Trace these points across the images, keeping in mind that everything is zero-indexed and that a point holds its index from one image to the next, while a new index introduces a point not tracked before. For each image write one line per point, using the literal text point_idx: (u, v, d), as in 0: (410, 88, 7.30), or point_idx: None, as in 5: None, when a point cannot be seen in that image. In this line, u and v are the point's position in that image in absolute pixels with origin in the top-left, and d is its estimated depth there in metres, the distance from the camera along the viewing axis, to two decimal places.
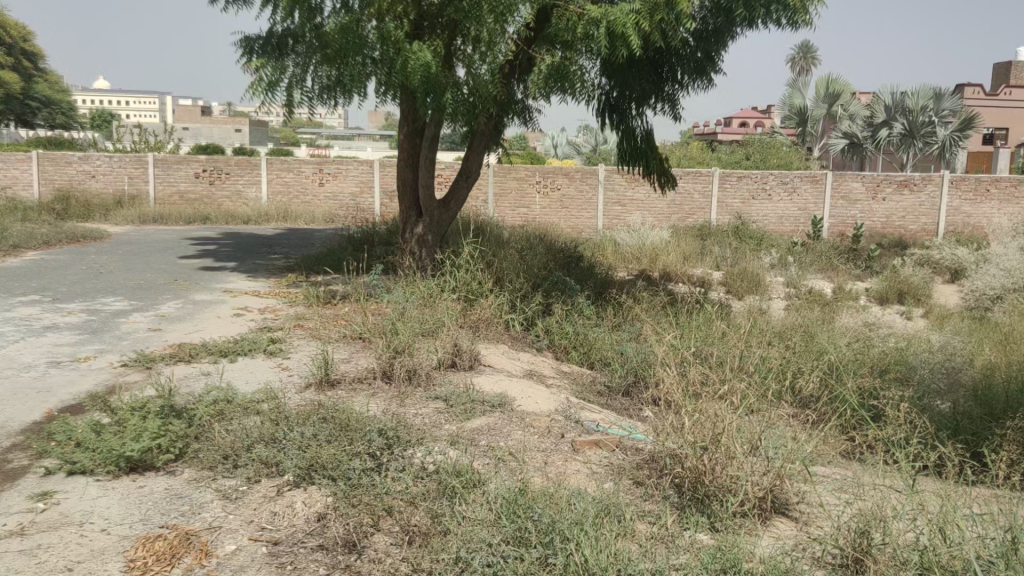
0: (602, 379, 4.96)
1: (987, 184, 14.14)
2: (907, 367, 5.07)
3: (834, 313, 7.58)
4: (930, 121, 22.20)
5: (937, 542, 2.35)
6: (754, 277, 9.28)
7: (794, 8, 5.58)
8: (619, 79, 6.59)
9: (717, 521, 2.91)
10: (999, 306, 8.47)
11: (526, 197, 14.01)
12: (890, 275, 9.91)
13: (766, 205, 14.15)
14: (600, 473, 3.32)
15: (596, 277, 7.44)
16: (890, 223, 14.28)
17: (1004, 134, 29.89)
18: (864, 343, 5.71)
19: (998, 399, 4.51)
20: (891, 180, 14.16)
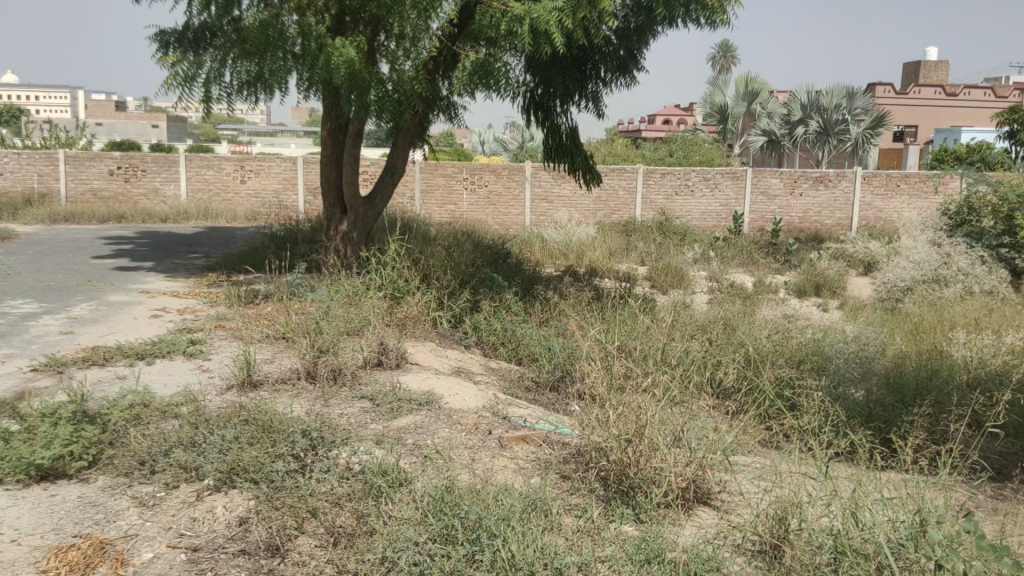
0: (529, 375, 4.98)
1: (897, 180, 14.69)
2: (824, 357, 5.23)
3: (754, 306, 7.78)
4: (843, 119, 22.98)
5: (849, 526, 2.43)
6: (677, 272, 9.45)
7: (713, 8, 5.69)
8: (543, 77, 6.62)
9: (642, 513, 2.95)
10: (909, 297, 8.81)
11: (453, 193, 13.98)
12: (807, 269, 10.21)
13: (689, 201, 14.45)
14: (527, 468, 3.34)
15: (523, 274, 7.47)
16: (807, 218, 14.72)
17: (914, 132, 31.09)
18: (782, 335, 5.87)
19: (908, 387, 4.69)
20: (807, 176, 14.58)
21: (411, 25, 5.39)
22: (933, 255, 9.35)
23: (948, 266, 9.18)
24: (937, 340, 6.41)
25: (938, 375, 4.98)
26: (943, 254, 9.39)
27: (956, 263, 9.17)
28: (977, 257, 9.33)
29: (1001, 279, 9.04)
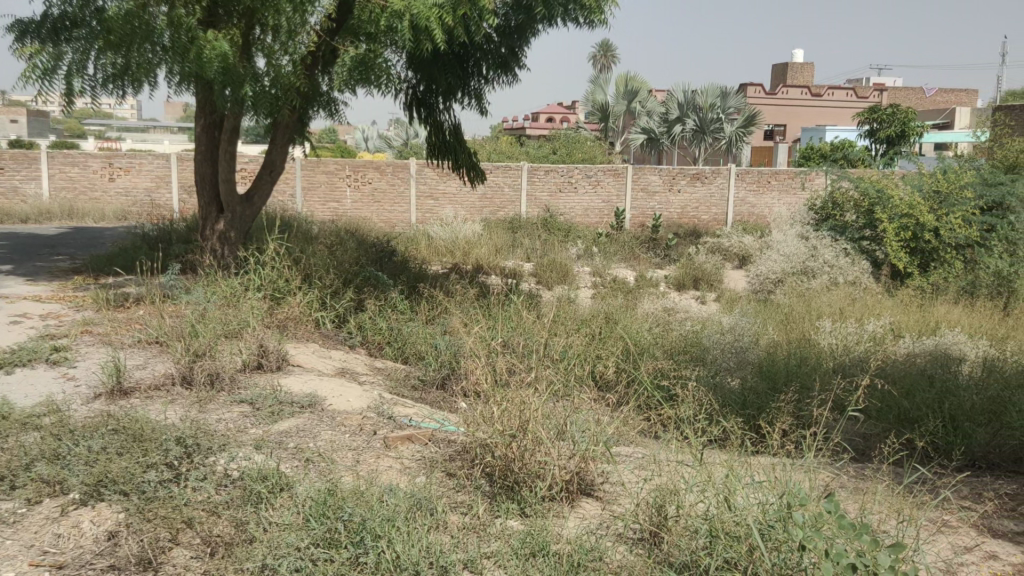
0: (415, 373, 4.95)
1: (768, 176, 15.36)
2: (702, 348, 5.42)
3: (636, 300, 7.99)
4: (718, 117, 23.84)
5: (723, 510, 2.53)
6: (562, 268, 9.59)
7: (591, 8, 5.79)
8: (425, 74, 6.62)
9: (528, 507, 2.99)
10: (780, 289, 9.23)
11: (336, 191, 13.74)
12: (686, 263, 10.55)
13: (572, 198, 14.67)
14: (412, 467, 3.32)
15: (408, 271, 7.41)
16: (685, 214, 15.20)
17: (783, 131, 32.60)
18: (662, 328, 6.05)
19: (779, 374, 4.92)
20: (685, 173, 15.05)
21: (287, 18, 5.28)
22: (801, 248, 9.82)
23: (816, 258, 9.67)
24: (805, 329, 6.74)
25: (806, 363, 5.24)
26: (810, 247, 9.89)
27: (822, 256, 9.66)
28: (841, 250, 9.87)
29: (862, 270, 9.59)
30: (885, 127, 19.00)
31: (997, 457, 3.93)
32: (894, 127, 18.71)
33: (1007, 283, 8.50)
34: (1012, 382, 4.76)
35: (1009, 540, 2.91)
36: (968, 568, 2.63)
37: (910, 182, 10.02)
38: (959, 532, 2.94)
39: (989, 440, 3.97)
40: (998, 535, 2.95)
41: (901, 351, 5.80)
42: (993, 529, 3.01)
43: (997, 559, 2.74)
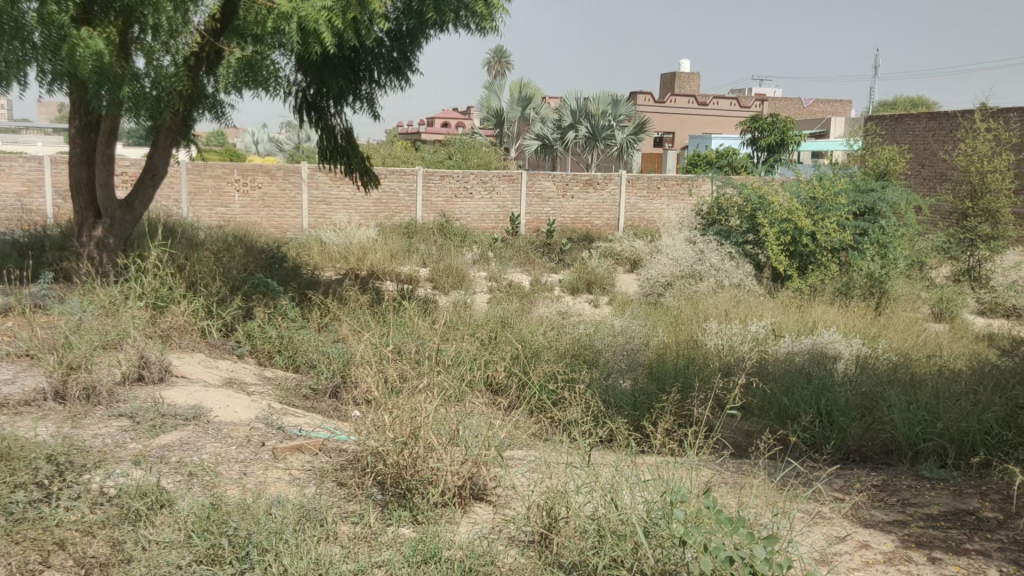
0: (306, 382, 4.85)
1: (658, 182, 15.78)
2: (594, 350, 5.52)
3: (530, 304, 8.09)
4: (609, 124, 24.33)
5: (610, 510, 2.58)
6: (458, 273, 9.58)
7: (482, 15, 5.82)
8: (314, 77, 6.54)
9: (419, 514, 2.98)
10: (670, 292, 9.50)
11: (223, 195, 13.34)
12: (580, 267, 10.74)
13: (467, 204, 14.71)
14: (301, 478, 3.26)
15: (299, 278, 7.27)
16: (578, 219, 15.48)
17: (671, 138, 33.60)
18: (556, 331, 6.13)
19: (669, 375, 5.07)
20: (578, 179, 15.29)
21: (167, 16, 5.11)
22: (689, 252, 10.11)
23: (703, 262, 9.98)
24: (693, 330, 6.96)
25: (694, 363, 5.40)
26: (697, 251, 10.20)
27: (709, 259, 9.98)
28: (726, 253, 10.22)
29: (746, 273, 9.96)
30: (766, 136, 19.81)
31: (869, 449, 4.15)
32: (774, 135, 19.53)
33: (878, 285, 8.99)
34: (882, 378, 5.04)
35: (878, 529, 3.09)
36: (840, 557, 2.78)
37: (790, 188, 10.47)
38: (834, 524, 3.09)
39: (862, 434, 4.20)
40: (870, 525, 3.12)
41: (782, 350, 6.06)
42: (865, 518, 3.18)
43: (869, 547, 2.90)
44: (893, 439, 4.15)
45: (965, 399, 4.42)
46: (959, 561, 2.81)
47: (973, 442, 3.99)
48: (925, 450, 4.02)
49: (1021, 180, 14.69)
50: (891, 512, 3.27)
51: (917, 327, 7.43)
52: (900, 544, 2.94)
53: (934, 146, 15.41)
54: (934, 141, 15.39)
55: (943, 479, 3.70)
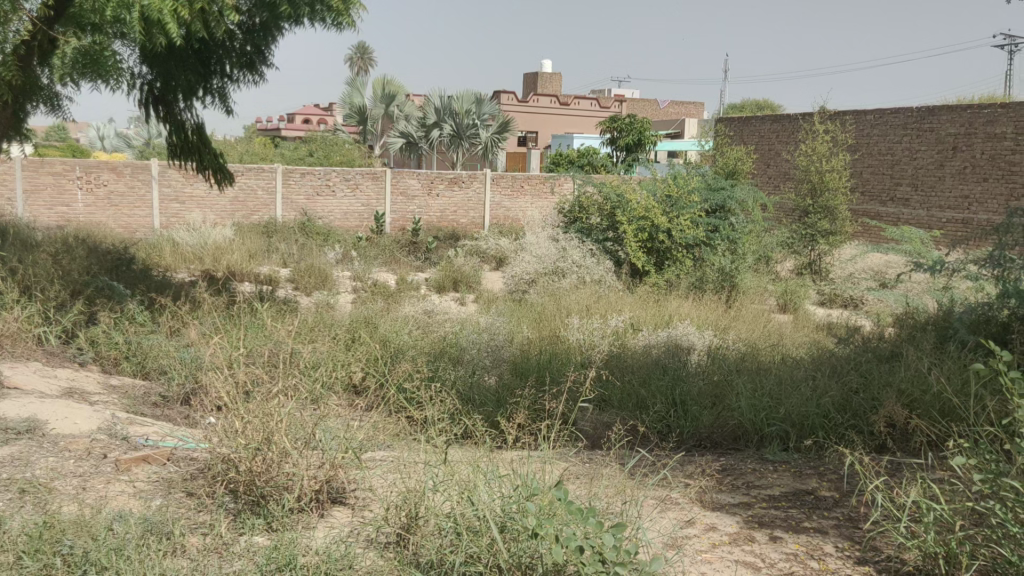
0: (156, 389, 4.63)
1: (522, 181, 15.97)
2: (458, 347, 5.52)
3: (395, 303, 8.02)
4: (473, 123, 24.44)
5: (466, 506, 2.59)
6: (321, 273, 9.37)
7: (338, 10, 5.76)
8: (161, 70, 6.25)
9: (274, 522, 2.90)
10: (534, 288, 9.64)
11: (65, 193, 12.54)
12: (446, 266, 10.73)
13: (330, 202, 14.43)
14: (147, 490, 3.11)
15: (149, 280, 6.93)
16: (444, 218, 15.48)
17: (535, 137, 34.14)
18: (421, 330, 6.11)
19: (532, 371, 5.14)
20: (443, 177, 15.28)
21: None
22: (552, 250, 10.31)
23: (565, 259, 10.16)
24: (556, 326, 7.10)
25: (555, 358, 5.50)
26: (560, 249, 10.38)
27: (571, 256, 10.19)
28: (587, 250, 10.46)
29: (606, 269, 10.21)
30: (624, 136, 20.43)
31: (719, 436, 4.35)
32: (631, 135, 20.17)
33: (729, 280, 9.45)
34: (731, 368, 5.28)
35: (725, 511, 3.24)
36: (688, 541, 2.90)
37: (646, 186, 10.83)
38: (683, 509, 3.22)
39: (713, 422, 4.40)
40: (717, 508, 3.27)
41: (640, 344, 6.25)
42: (713, 503, 3.33)
43: (716, 530, 3.04)
44: (741, 425, 4.36)
45: (806, 385, 4.68)
46: (799, 539, 2.98)
47: (813, 426, 4.24)
48: (770, 434, 4.24)
49: (856, 179, 15.78)
50: (736, 495, 3.44)
51: (764, 319, 7.83)
52: (744, 525, 3.09)
53: (778, 147, 16.32)
54: (778, 142, 16.29)
55: (785, 461, 3.92)
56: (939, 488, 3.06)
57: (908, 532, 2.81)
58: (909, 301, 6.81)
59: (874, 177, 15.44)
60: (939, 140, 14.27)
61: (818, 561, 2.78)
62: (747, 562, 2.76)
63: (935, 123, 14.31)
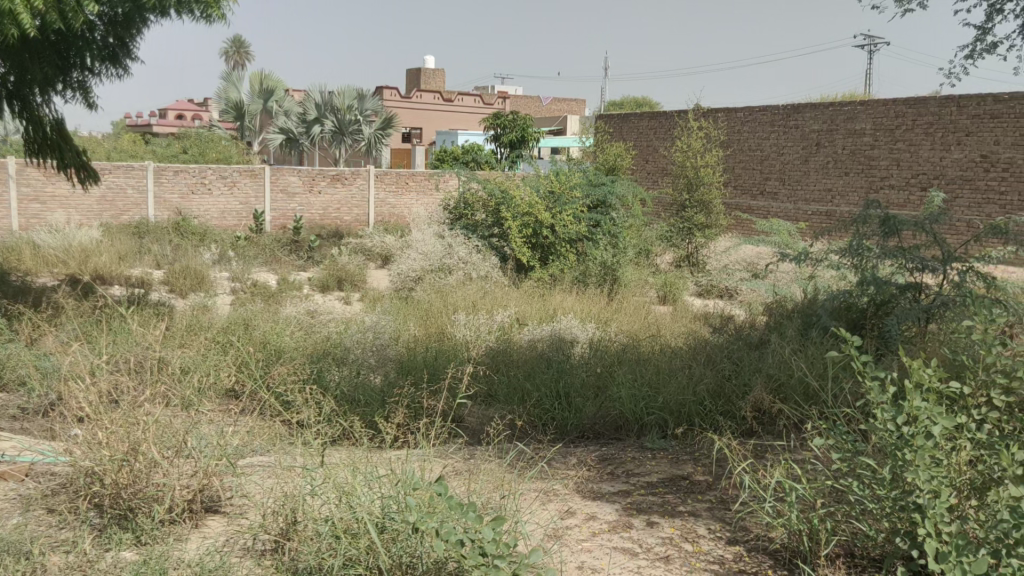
0: (14, 402, 4.36)
1: (406, 178, 15.87)
2: (342, 347, 5.42)
3: (276, 303, 7.84)
4: (355, 119, 24.10)
5: (344, 507, 2.54)
6: (197, 273, 9.05)
7: (208, 2, 5.56)
8: (14, 62, 5.88)
9: (143, 535, 2.78)
10: (419, 285, 9.60)
11: None
12: (329, 264, 10.54)
13: (206, 200, 13.96)
14: (3, 510, 2.93)
15: (7, 285, 6.52)
16: (326, 215, 15.21)
17: (420, 133, 33.98)
18: (303, 331, 5.99)
19: (418, 369, 5.12)
20: (324, 174, 15.02)
21: None
22: (437, 246, 10.29)
23: (451, 255, 10.15)
24: (442, 323, 7.09)
25: (440, 355, 5.49)
26: (446, 245, 10.34)
27: (456, 253, 10.19)
28: (473, 247, 10.46)
29: (492, 265, 10.25)
30: (508, 132, 20.59)
31: (601, 427, 4.46)
32: (514, 132, 20.34)
33: (611, 273, 9.67)
34: (612, 358, 5.39)
35: (604, 500, 3.31)
36: (569, 531, 2.96)
37: (529, 182, 10.93)
38: (564, 501, 3.28)
39: (594, 413, 4.50)
40: (597, 497, 3.34)
41: (525, 338, 6.31)
42: (592, 492, 3.39)
43: (596, 518, 3.11)
44: (622, 415, 4.48)
45: (683, 372, 4.82)
46: (674, 523, 3.07)
47: (689, 414, 4.37)
48: (649, 423, 4.37)
49: (729, 173, 16.40)
50: (616, 483, 3.52)
51: (644, 310, 8.05)
52: (623, 512, 3.17)
53: (655, 143, 16.81)
54: (656, 138, 16.76)
55: (663, 449, 4.04)
56: (803, 468, 3.21)
57: (774, 510, 2.94)
58: (778, 291, 7.14)
59: (745, 171, 16.09)
60: (803, 136, 15.01)
61: (691, 543, 2.88)
62: (625, 548, 2.83)
63: (800, 120, 15.03)
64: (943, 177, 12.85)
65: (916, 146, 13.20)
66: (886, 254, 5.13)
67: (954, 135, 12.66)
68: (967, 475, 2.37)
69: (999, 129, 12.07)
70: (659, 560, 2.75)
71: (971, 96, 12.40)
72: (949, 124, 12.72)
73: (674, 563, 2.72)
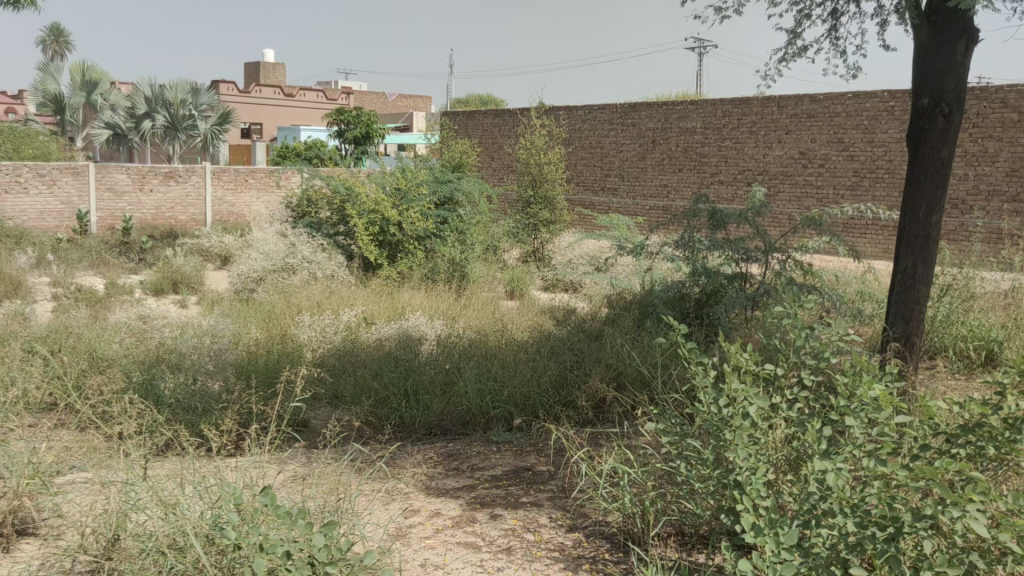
0: None
1: (245, 175, 15.33)
2: (177, 352, 5.16)
3: (104, 309, 7.37)
4: (190, 114, 23.04)
5: (167, 519, 2.41)
6: (12, 279, 8.37)
7: None
8: None
9: None
10: (261, 286, 9.29)
11: None
12: (163, 266, 10.02)
13: (22, 200, 12.95)
14: None
15: None
16: (159, 215, 14.45)
17: (260, 129, 32.95)
18: (135, 337, 5.67)
19: (259, 371, 4.93)
20: (156, 172, 14.27)
21: None
22: (280, 246, 10.00)
23: (295, 254, 9.86)
24: (285, 324, 6.90)
25: (281, 357, 5.32)
26: (289, 244, 10.07)
27: (300, 252, 9.89)
28: (317, 245, 10.18)
29: (338, 264, 9.96)
30: (352, 128, 20.27)
31: (448, 423, 4.47)
32: (359, 128, 20.04)
33: (459, 270, 9.72)
34: (456, 353, 5.39)
35: (448, 496, 3.31)
36: (413, 529, 2.94)
37: (374, 179, 10.81)
38: (407, 499, 3.25)
39: (441, 409, 4.50)
40: (441, 493, 3.33)
41: (371, 337, 6.23)
42: (436, 489, 3.38)
43: (440, 515, 3.10)
44: (469, 410, 4.50)
45: (526, 365, 4.88)
46: (516, 515, 3.10)
47: (534, 405, 4.44)
48: (495, 416, 4.42)
49: (572, 170, 16.80)
50: (460, 478, 3.53)
51: (491, 305, 8.12)
52: (467, 507, 3.17)
53: (500, 140, 17.02)
54: (501, 135, 16.98)
55: (508, 441, 4.09)
56: (636, 454, 3.32)
57: (611, 496, 3.02)
58: (618, 283, 7.38)
59: (587, 168, 16.53)
60: (640, 134, 15.57)
61: (532, 533, 2.92)
62: (467, 543, 2.84)
63: (636, 118, 15.58)
64: (766, 172, 13.68)
65: (741, 143, 13.98)
66: (714, 245, 5.38)
67: (776, 133, 13.50)
68: (782, 452, 2.53)
69: (816, 128, 12.99)
70: (501, 552, 2.77)
71: (790, 97, 13.27)
72: (772, 122, 13.54)
73: (516, 554, 2.75)
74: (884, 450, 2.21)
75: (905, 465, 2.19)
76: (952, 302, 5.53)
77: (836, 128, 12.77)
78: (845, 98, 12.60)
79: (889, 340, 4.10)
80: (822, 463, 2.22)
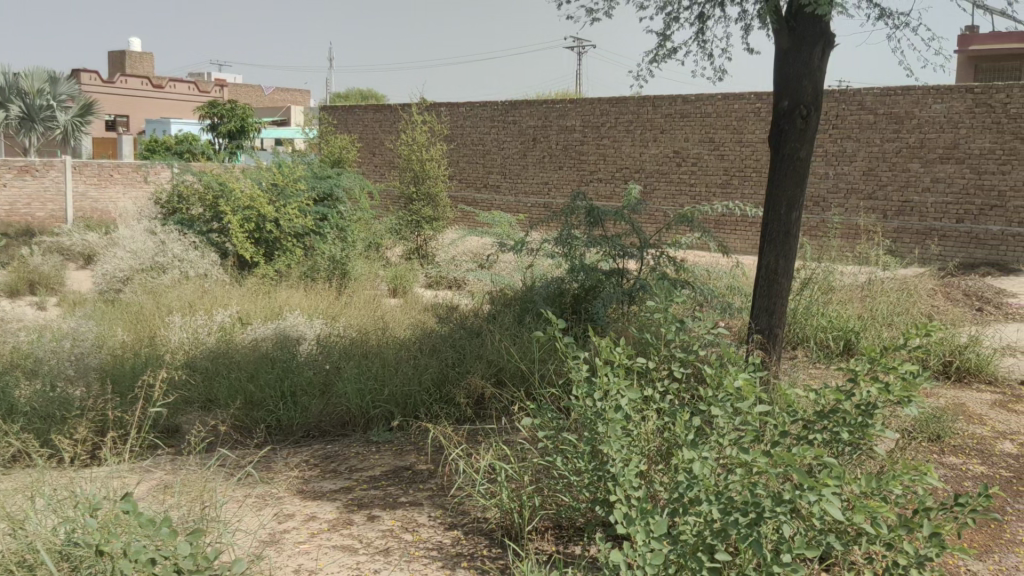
0: None
1: (110, 169, 14.56)
2: (33, 358, 4.85)
3: None
4: (47, 104, 21.83)
5: (16, 534, 2.25)
6: None
7: None
8: None
9: None
10: (128, 286, 8.86)
11: None
12: (19, 266, 9.40)
13: None
14: None
15: None
16: (13, 212, 13.55)
17: (126, 121, 31.47)
18: None
19: (123, 376, 4.68)
20: (8, 165, 13.40)
21: None
22: (149, 244, 9.56)
23: (165, 253, 9.45)
24: (152, 325, 6.61)
25: (148, 360, 5.07)
26: (159, 242, 9.64)
27: (170, 250, 9.47)
28: (189, 243, 9.78)
29: (212, 262, 9.57)
30: (225, 122, 19.59)
31: (326, 425, 4.38)
32: (232, 122, 19.40)
33: (339, 268, 9.54)
34: (335, 353, 5.27)
35: (325, 499, 3.24)
36: (287, 534, 2.86)
37: (249, 176, 10.46)
38: (281, 504, 3.16)
39: (319, 411, 4.40)
40: (317, 497, 3.25)
41: (246, 338, 6.03)
42: (313, 492, 3.30)
43: (316, 518, 3.02)
44: (348, 411, 4.42)
45: (407, 363, 4.81)
46: (395, 515, 3.06)
47: (415, 403, 4.40)
48: (375, 416, 4.35)
49: (453, 167, 16.76)
50: (338, 481, 3.46)
51: (373, 303, 8.00)
52: (343, 509, 3.11)
53: (381, 136, 16.83)
54: (382, 131, 16.79)
55: (388, 441, 4.04)
56: (514, 449, 3.34)
57: (489, 492, 3.03)
58: (498, 281, 7.39)
59: (468, 165, 16.52)
60: (521, 132, 15.66)
61: (411, 533, 2.89)
62: (344, 546, 2.78)
63: (517, 116, 15.67)
64: (643, 170, 14.04)
65: (619, 142, 14.31)
66: (592, 242, 5.47)
67: (651, 132, 13.88)
68: (654, 443, 2.60)
69: (689, 128, 13.42)
70: (378, 553, 2.72)
71: (664, 97, 13.66)
72: (648, 121, 13.90)
73: (393, 555, 2.71)
74: (746, 437, 2.30)
75: (767, 453, 2.28)
76: (812, 294, 5.82)
77: (708, 128, 13.23)
78: (715, 100, 13.07)
79: (755, 332, 4.27)
80: (689, 452, 2.29)
